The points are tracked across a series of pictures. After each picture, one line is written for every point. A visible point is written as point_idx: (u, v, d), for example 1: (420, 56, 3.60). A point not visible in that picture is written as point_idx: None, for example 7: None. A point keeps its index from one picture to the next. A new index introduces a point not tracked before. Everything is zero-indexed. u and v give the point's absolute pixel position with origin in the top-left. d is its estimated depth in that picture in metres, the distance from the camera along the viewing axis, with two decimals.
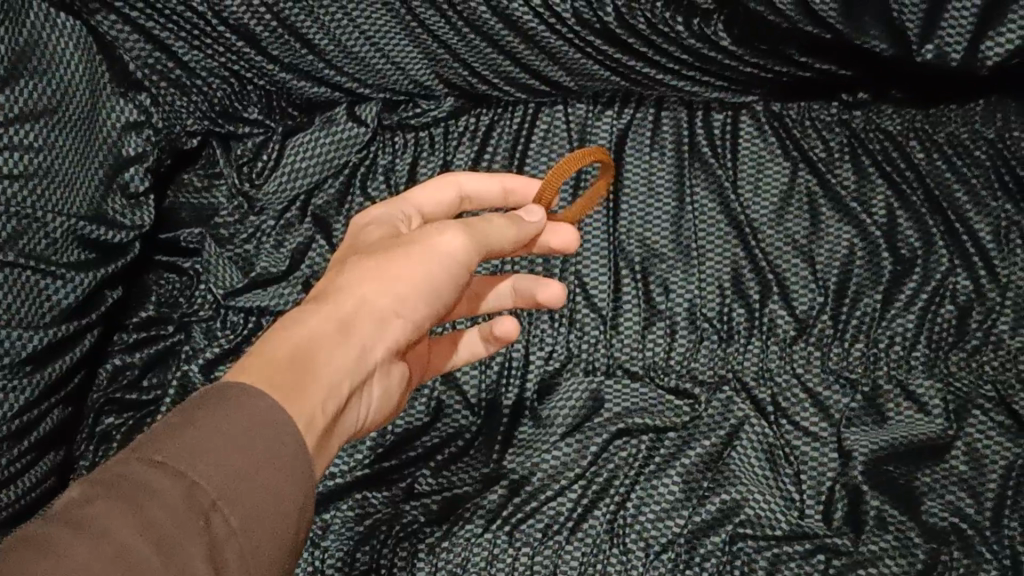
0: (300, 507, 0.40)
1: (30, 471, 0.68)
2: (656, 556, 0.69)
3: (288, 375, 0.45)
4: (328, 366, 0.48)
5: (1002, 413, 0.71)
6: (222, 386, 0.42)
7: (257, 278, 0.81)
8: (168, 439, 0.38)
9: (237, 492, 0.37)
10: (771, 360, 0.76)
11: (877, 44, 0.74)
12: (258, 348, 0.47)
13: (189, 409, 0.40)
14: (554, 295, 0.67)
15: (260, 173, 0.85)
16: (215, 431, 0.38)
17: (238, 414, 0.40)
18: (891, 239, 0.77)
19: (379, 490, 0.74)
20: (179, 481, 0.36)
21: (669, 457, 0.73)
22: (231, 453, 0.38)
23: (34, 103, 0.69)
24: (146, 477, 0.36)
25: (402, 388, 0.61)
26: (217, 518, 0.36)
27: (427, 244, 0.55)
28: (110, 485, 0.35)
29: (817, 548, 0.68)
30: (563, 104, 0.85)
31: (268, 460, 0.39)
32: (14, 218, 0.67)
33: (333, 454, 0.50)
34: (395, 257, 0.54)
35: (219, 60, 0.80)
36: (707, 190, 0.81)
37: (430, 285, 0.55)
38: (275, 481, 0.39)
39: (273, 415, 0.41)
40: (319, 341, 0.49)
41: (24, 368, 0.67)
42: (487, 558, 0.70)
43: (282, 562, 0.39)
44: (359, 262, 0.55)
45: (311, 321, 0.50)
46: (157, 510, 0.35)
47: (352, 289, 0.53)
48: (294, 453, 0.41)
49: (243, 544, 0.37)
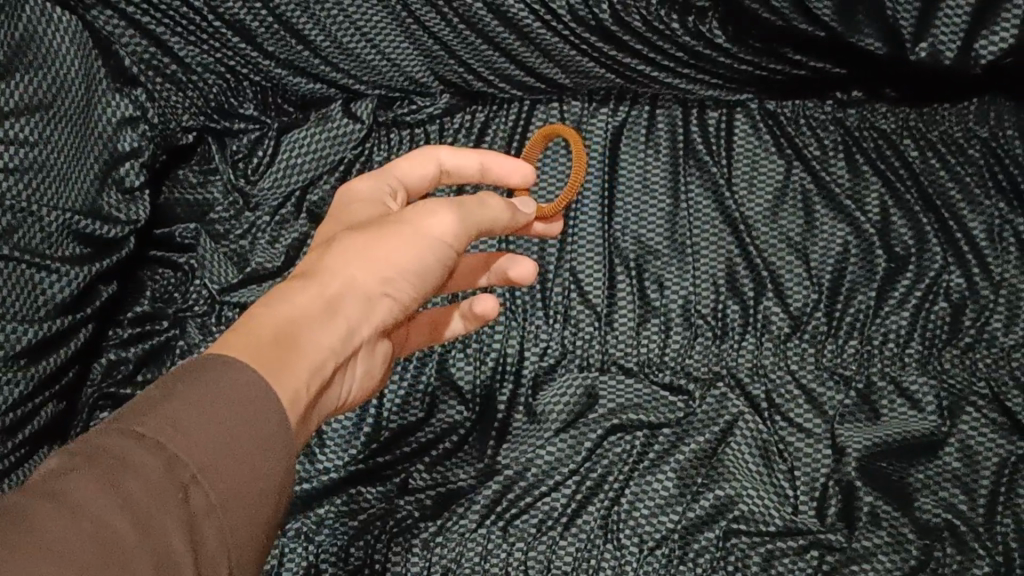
0: (279, 483, 0.41)
1: (23, 465, 0.68)
2: (649, 552, 0.69)
3: (272, 352, 0.46)
4: (312, 346, 0.49)
5: (996, 410, 0.71)
6: (206, 359, 0.43)
7: (252, 273, 0.80)
8: (149, 412, 0.39)
9: (217, 468, 0.38)
10: (765, 357, 0.76)
11: (871, 42, 0.75)
12: (242, 324, 0.48)
13: (170, 383, 0.41)
14: (526, 271, 0.70)
15: (255, 169, 0.85)
16: (198, 405, 0.39)
17: (218, 391, 0.40)
18: (885, 236, 0.77)
19: (372, 485, 0.74)
20: (159, 454, 0.37)
21: (664, 453, 0.73)
22: (211, 429, 0.39)
23: (30, 97, 0.70)
24: (127, 449, 0.37)
25: (383, 364, 0.62)
26: (196, 492, 0.37)
27: (418, 225, 0.55)
28: (90, 457, 0.36)
29: (810, 544, 0.68)
30: (558, 101, 0.85)
31: (247, 436, 0.40)
32: (9, 213, 0.67)
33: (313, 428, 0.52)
34: (384, 238, 0.54)
35: (215, 56, 0.80)
36: (702, 188, 0.82)
37: (417, 268, 0.55)
38: (255, 457, 0.40)
39: (257, 390, 0.42)
40: (304, 319, 0.50)
41: (17, 363, 0.67)
42: (482, 552, 0.71)
43: (258, 535, 0.40)
44: (346, 238, 0.55)
45: (296, 299, 0.51)
46: (135, 483, 0.36)
47: (338, 267, 0.53)
48: (274, 428, 0.42)
49: (220, 518, 0.38)
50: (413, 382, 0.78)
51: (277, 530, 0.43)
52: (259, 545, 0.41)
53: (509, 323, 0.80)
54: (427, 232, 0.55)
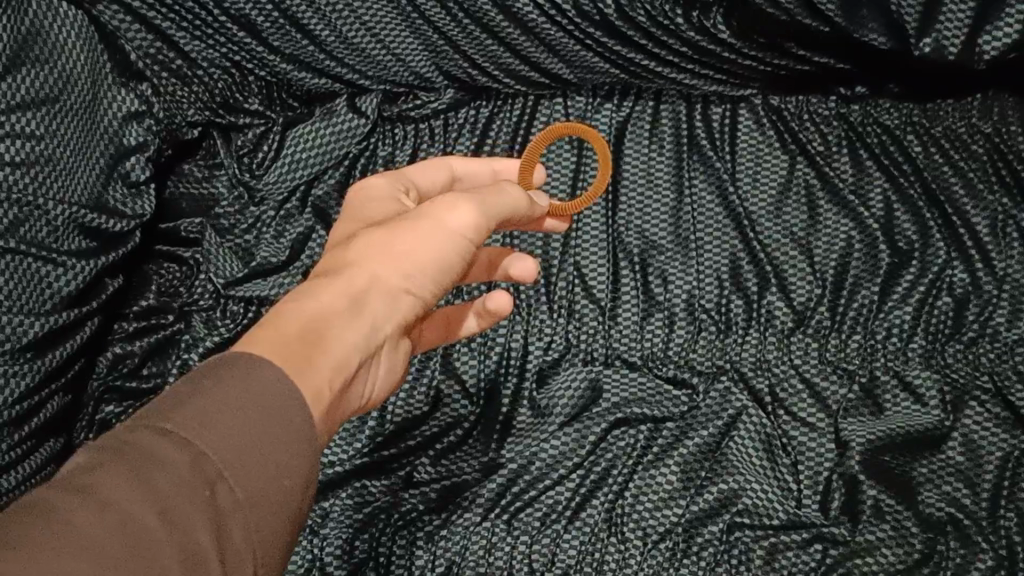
0: (304, 479, 0.42)
1: (30, 456, 0.68)
2: (653, 545, 0.70)
3: (298, 349, 0.47)
4: (338, 341, 0.49)
5: (999, 405, 0.72)
6: (232, 357, 0.43)
7: (258, 267, 0.81)
8: (175, 409, 0.39)
9: (244, 464, 0.39)
10: (769, 352, 0.77)
11: (875, 37, 0.75)
12: (267, 323, 0.48)
13: (196, 379, 0.41)
14: (529, 269, 0.69)
15: (260, 163, 0.85)
16: (224, 402, 0.40)
17: (243, 387, 0.41)
18: (888, 231, 0.78)
19: (377, 479, 0.74)
20: (186, 450, 0.38)
21: (667, 447, 0.74)
22: (238, 426, 0.40)
23: (36, 91, 0.70)
24: (153, 445, 0.37)
25: (403, 362, 0.62)
26: (223, 489, 0.38)
27: (437, 220, 0.56)
28: (118, 452, 0.37)
29: (814, 538, 0.68)
30: (563, 97, 0.85)
31: (272, 432, 0.41)
32: (16, 206, 0.67)
33: (337, 426, 0.52)
34: (404, 234, 0.56)
35: (221, 50, 0.81)
36: (705, 183, 0.82)
37: (439, 263, 0.56)
38: (281, 452, 0.41)
39: (283, 386, 0.43)
40: (329, 316, 0.50)
41: (24, 355, 0.67)
42: (486, 546, 0.70)
43: (283, 533, 0.40)
44: (367, 237, 0.57)
45: (320, 298, 0.52)
46: (162, 479, 0.36)
47: (361, 265, 0.54)
48: (300, 424, 0.42)
49: (247, 515, 0.38)
50: (418, 375, 0.78)
51: (301, 529, 0.43)
52: (284, 543, 0.41)
53: (514, 317, 0.80)
54: (448, 227, 0.56)
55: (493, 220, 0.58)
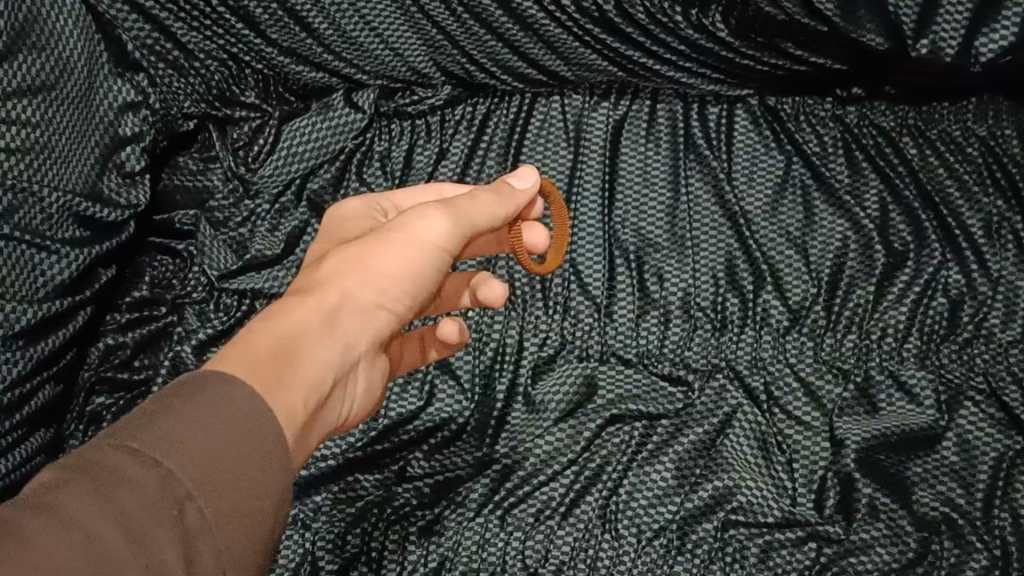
0: (276, 498, 0.42)
1: (20, 445, 0.68)
2: (647, 542, 0.70)
3: (271, 363, 0.49)
4: (310, 355, 0.52)
5: (993, 405, 0.72)
6: (207, 373, 0.44)
7: (251, 260, 0.81)
8: (144, 427, 0.40)
9: (212, 484, 0.39)
10: (764, 350, 0.76)
11: (873, 37, 0.75)
12: (240, 341, 0.50)
13: (166, 398, 0.42)
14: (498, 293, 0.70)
15: (256, 157, 0.84)
16: (195, 420, 0.41)
17: (215, 405, 0.42)
18: (883, 231, 0.78)
19: (370, 473, 0.74)
20: (154, 469, 0.38)
21: (662, 444, 0.73)
22: (207, 445, 0.40)
23: (33, 78, 0.69)
24: (120, 463, 0.37)
25: (381, 380, 0.64)
26: (192, 509, 0.38)
27: (409, 232, 0.60)
28: (84, 471, 0.37)
29: (809, 536, 0.69)
30: (560, 95, 0.85)
31: (246, 451, 0.41)
32: (11, 192, 0.67)
33: (313, 443, 0.54)
34: (377, 249, 0.59)
35: (218, 42, 0.80)
36: (702, 182, 0.82)
37: (411, 273, 0.59)
38: (253, 472, 0.41)
39: (252, 403, 0.43)
40: (303, 333, 0.53)
41: (15, 343, 0.67)
42: (479, 542, 0.70)
43: (256, 553, 0.41)
44: (340, 257, 0.60)
45: (295, 317, 0.54)
46: (129, 498, 0.36)
47: (335, 282, 0.57)
48: (272, 443, 0.43)
49: (216, 534, 0.39)
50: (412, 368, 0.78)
51: (275, 546, 0.44)
52: (257, 561, 0.41)
53: (508, 312, 0.79)
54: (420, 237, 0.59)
55: (467, 229, 0.61)
